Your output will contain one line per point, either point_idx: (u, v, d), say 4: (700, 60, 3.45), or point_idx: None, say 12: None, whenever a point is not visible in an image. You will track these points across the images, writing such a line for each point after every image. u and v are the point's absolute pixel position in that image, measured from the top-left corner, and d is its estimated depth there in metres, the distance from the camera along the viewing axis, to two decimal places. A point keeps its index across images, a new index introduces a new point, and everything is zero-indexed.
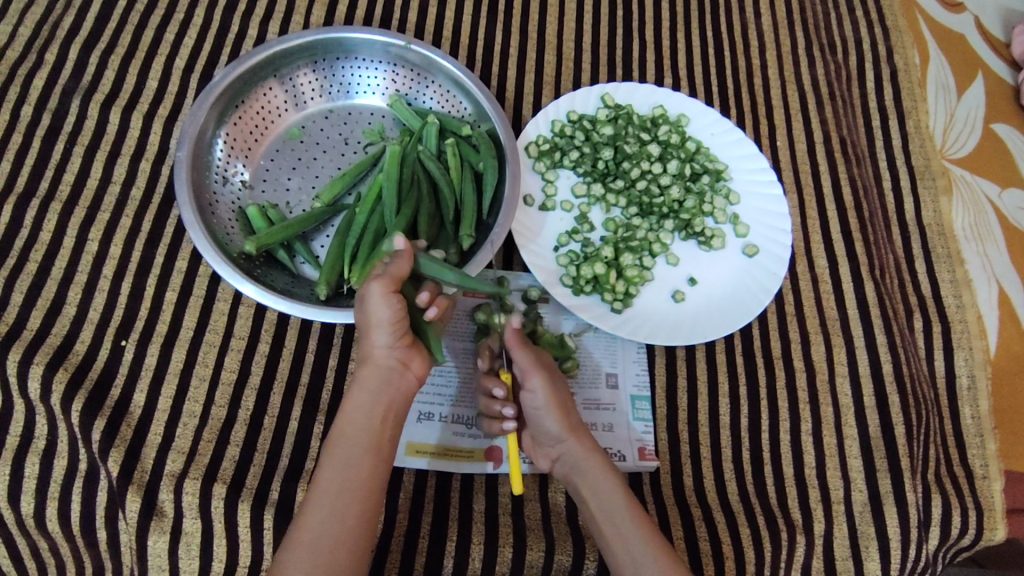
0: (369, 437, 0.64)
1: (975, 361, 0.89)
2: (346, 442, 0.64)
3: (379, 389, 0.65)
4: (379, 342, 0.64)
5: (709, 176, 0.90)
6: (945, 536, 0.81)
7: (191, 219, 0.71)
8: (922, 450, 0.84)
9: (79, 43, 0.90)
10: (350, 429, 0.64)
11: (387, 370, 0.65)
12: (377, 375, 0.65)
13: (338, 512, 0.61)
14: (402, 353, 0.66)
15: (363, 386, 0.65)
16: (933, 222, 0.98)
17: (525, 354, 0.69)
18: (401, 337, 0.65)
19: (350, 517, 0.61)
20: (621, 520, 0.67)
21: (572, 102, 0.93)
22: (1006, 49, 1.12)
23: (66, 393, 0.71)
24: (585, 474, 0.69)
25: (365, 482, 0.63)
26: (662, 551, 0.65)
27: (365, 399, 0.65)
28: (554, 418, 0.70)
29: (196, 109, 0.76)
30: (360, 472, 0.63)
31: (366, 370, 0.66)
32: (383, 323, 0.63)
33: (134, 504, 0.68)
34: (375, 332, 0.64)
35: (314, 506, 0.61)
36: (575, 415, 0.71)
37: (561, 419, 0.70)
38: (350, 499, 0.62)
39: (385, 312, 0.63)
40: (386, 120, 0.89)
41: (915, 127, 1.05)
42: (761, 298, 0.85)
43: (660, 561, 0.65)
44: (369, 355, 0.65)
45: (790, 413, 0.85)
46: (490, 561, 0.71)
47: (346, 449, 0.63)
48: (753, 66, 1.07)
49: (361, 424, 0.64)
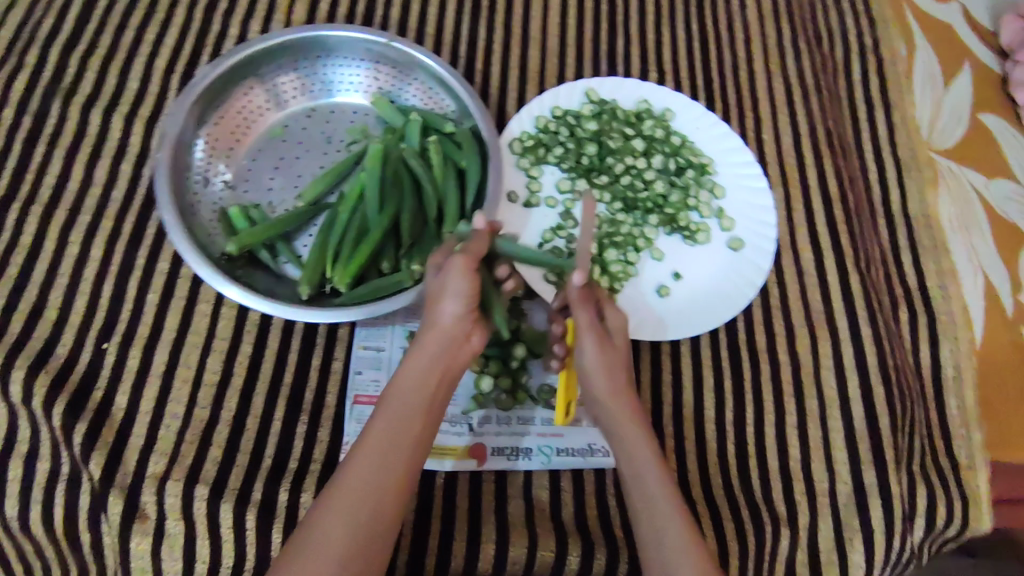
0: (418, 412, 0.63)
1: (960, 352, 0.89)
2: (393, 415, 0.62)
3: (435, 360, 0.63)
4: (448, 312, 0.63)
5: (694, 171, 0.90)
6: (931, 527, 0.81)
7: (172, 221, 0.71)
8: (907, 442, 0.84)
9: (59, 44, 0.90)
10: (402, 401, 0.63)
11: (449, 343, 0.63)
12: (438, 347, 0.63)
13: (377, 491, 0.60)
14: (467, 328, 0.64)
15: (420, 353, 0.63)
16: (920, 213, 0.98)
17: (582, 315, 0.67)
18: (470, 313, 0.64)
19: (388, 497, 0.61)
20: (654, 504, 0.65)
21: (557, 97, 0.92)
22: (993, 38, 1.11)
23: (47, 396, 0.71)
24: (622, 440, 0.67)
25: (407, 462, 0.62)
26: (692, 545, 0.63)
27: (422, 370, 0.63)
28: (603, 377, 0.67)
29: (175, 109, 0.76)
30: (404, 452, 0.62)
31: (427, 335, 0.64)
32: (459, 299, 0.62)
33: (116, 507, 0.68)
34: (445, 303, 0.63)
35: (353, 476, 0.61)
36: (619, 373, 0.68)
37: (604, 380, 0.67)
38: (392, 477, 0.61)
39: (460, 290, 0.62)
40: (369, 118, 0.88)
41: (902, 118, 1.05)
42: (746, 292, 0.85)
43: (692, 558, 0.62)
44: (433, 323, 0.63)
45: (774, 406, 0.85)
46: (472, 558, 0.72)
47: (393, 424, 0.62)
48: (739, 59, 1.07)
49: (413, 398, 0.63)
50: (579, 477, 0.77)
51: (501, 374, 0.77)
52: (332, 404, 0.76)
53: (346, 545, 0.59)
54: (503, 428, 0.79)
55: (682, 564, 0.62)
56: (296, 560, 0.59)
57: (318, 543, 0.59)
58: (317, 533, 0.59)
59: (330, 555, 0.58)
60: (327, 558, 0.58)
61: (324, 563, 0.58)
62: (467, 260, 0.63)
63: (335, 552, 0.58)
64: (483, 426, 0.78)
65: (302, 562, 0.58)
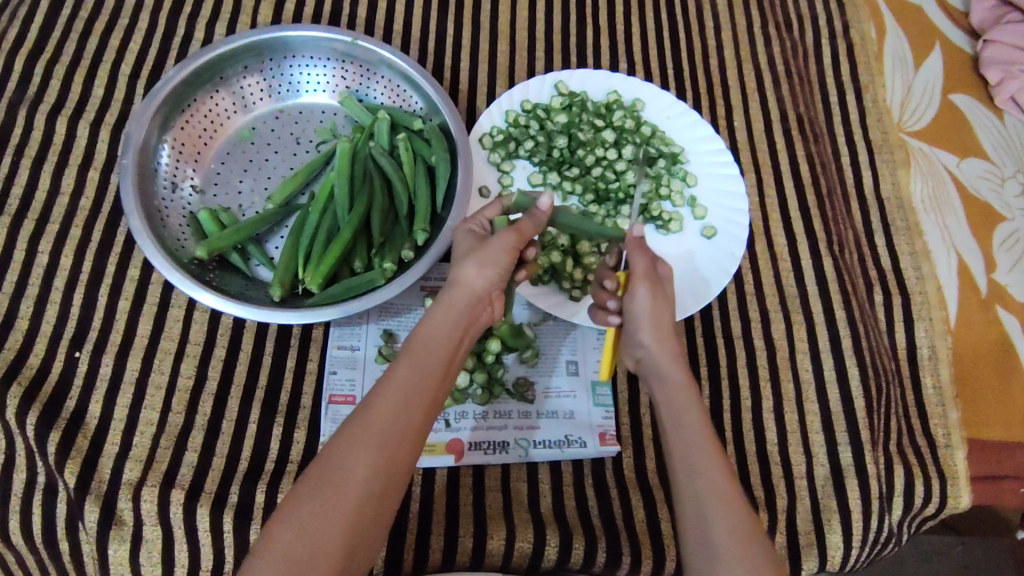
0: (438, 367, 0.59)
1: (935, 331, 0.90)
2: (411, 366, 0.58)
3: (460, 318, 0.61)
4: (484, 270, 0.62)
5: (665, 160, 0.90)
6: (909, 505, 0.82)
7: (139, 229, 0.71)
8: (883, 422, 0.85)
9: (23, 53, 0.89)
10: (422, 354, 0.59)
11: (475, 303, 0.62)
12: (465, 306, 0.62)
13: (393, 443, 0.54)
14: (493, 294, 0.64)
15: (447, 310, 0.61)
16: (892, 195, 0.99)
17: (640, 263, 0.65)
18: (502, 275, 0.63)
19: (403, 453, 0.55)
20: (688, 451, 0.57)
21: (526, 91, 0.92)
22: (963, 18, 1.12)
23: (19, 407, 0.70)
24: (665, 385, 0.62)
25: (423, 418, 0.57)
26: (732, 497, 0.55)
27: (447, 325, 0.61)
28: (652, 327, 0.63)
29: (139, 115, 0.75)
30: (421, 407, 0.57)
31: (454, 293, 0.62)
32: (497, 258, 0.62)
33: (92, 514, 0.68)
34: (481, 262, 0.62)
35: (366, 426, 0.54)
36: (668, 328, 0.64)
37: (651, 331, 0.64)
38: (405, 431, 0.55)
39: (500, 251, 0.62)
40: (337, 118, 0.88)
41: (873, 100, 1.05)
42: (720, 279, 0.85)
43: (733, 511, 0.54)
44: (462, 279, 0.62)
45: (750, 391, 0.85)
46: (450, 551, 0.73)
47: (412, 375, 0.57)
48: (709, 47, 1.07)
49: (434, 351, 0.59)
50: (556, 468, 0.78)
51: (477, 369, 0.76)
52: (307, 405, 0.76)
53: (356, 500, 0.52)
54: (479, 423, 0.79)
55: (717, 513, 0.54)
56: (296, 520, 0.51)
57: (323, 498, 0.52)
58: (322, 488, 0.52)
59: (337, 511, 0.51)
60: (333, 514, 0.51)
61: (329, 520, 0.51)
62: (518, 237, 0.64)
63: (342, 506, 0.51)
64: (459, 422, 0.79)
65: (302, 520, 0.51)
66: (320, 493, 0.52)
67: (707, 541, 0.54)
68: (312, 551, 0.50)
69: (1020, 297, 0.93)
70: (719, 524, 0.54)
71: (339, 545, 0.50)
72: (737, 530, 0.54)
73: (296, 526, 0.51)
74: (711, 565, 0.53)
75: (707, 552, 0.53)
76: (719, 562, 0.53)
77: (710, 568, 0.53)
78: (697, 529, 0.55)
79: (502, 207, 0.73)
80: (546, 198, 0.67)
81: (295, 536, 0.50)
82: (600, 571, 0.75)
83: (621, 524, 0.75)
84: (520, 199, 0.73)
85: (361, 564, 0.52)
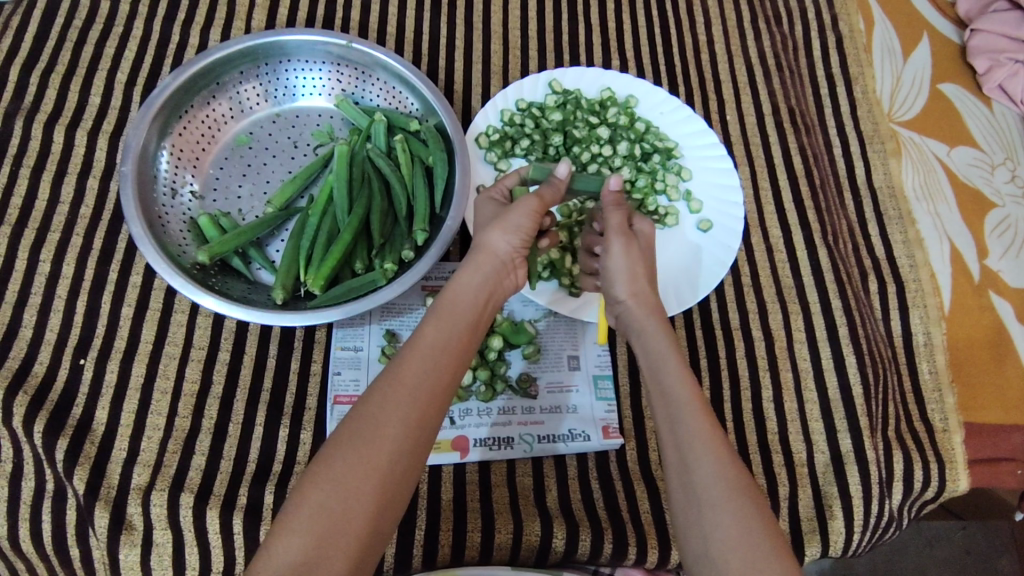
0: (461, 332, 0.60)
1: (929, 318, 0.91)
2: (435, 334, 0.59)
3: (481, 286, 0.62)
4: (506, 239, 0.63)
5: (659, 155, 0.91)
6: (908, 490, 0.83)
7: (141, 234, 0.71)
8: (882, 409, 0.86)
9: (18, 63, 0.89)
10: (445, 321, 0.60)
11: (497, 271, 0.64)
12: (488, 272, 0.63)
13: (419, 410, 0.55)
14: (516, 261, 0.65)
15: (470, 277, 0.62)
16: (884, 185, 1.00)
17: (617, 217, 0.69)
18: (524, 243, 0.65)
19: (429, 418, 0.55)
20: (680, 401, 0.59)
21: (521, 89, 0.92)
22: (951, 8, 1.13)
23: (27, 415, 0.71)
24: (643, 333, 0.65)
25: (449, 383, 0.57)
26: (722, 446, 0.57)
27: (471, 292, 0.62)
28: (633, 278, 0.67)
29: (138, 121, 0.75)
30: (445, 374, 0.57)
31: (477, 261, 0.63)
32: (520, 227, 0.64)
33: (102, 520, 0.69)
34: (504, 232, 0.63)
35: (392, 394, 0.55)
36: (643, 280, 0.67)
37: (631, 283, 0.67)
38: (432, 394, 0.56)
39: (523, 219, 0.64)
40: (334, 120, 0.89)
41: (863, 92, 1.06)
42: (717, 272, 0.86)
43: (721, 458, 0.56)
44: (485, 248, 0.63)
45: (750, 380, 0.86)
46: (460, 546, 0.74)
47: (436, 343, 0.58)
48: (700, 42, 1.08)
49: (457, 319, 0.60)
50: (561, 462, 0.79)
51: (479, 366, 0.78)
52: (312, 406, 0.77)
53: (384, 465, 0.52)
54: (484, 419, 0.80)
55: (711, 463, 0.56)
56: (322, 488, 0.51)
57: (354, 461, 0.52)
58: (349, 455, 0.52)
59: (366, 478, 0.52)
60: (361, 480, 0.51)
61: (361, 480, 0.51)
62: (540, 203, 0.65)
63: (371, 474, 0.52)
64: (464, 419, 0.79)
65: (330, 489, 0.51)
66: (346, 461, 0.52)
67: (693, 484, 0.56)
68: (341, 518, 0.50)
69: (1012, 282, 0.94)
70: (714, 478, 0.55)
71: (368, 511, 0.51)
72: (725, 475, 0.56)
73: (326, 491, 0.51)
74: (695, 507, 0.55)
75: (693, 495, 0.56)
76: (708, 505, 0.55)
77: (698, 512, 0.55)
78: (683, 473, 0.57)
79: (519, 177, 0.74)
80: (563, 165, 0.69)
81: (326, 497, 0.51)
82: (607, 561, 0.76)
83: (626, 516, 0.76)
84: (537, 169, 0.74)
85: (389, 524, 0.53)
